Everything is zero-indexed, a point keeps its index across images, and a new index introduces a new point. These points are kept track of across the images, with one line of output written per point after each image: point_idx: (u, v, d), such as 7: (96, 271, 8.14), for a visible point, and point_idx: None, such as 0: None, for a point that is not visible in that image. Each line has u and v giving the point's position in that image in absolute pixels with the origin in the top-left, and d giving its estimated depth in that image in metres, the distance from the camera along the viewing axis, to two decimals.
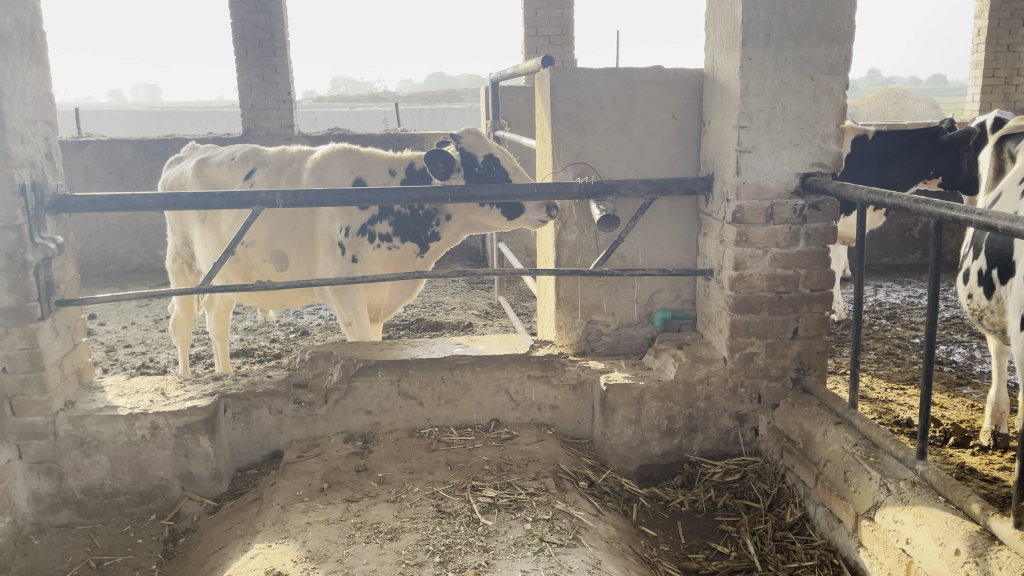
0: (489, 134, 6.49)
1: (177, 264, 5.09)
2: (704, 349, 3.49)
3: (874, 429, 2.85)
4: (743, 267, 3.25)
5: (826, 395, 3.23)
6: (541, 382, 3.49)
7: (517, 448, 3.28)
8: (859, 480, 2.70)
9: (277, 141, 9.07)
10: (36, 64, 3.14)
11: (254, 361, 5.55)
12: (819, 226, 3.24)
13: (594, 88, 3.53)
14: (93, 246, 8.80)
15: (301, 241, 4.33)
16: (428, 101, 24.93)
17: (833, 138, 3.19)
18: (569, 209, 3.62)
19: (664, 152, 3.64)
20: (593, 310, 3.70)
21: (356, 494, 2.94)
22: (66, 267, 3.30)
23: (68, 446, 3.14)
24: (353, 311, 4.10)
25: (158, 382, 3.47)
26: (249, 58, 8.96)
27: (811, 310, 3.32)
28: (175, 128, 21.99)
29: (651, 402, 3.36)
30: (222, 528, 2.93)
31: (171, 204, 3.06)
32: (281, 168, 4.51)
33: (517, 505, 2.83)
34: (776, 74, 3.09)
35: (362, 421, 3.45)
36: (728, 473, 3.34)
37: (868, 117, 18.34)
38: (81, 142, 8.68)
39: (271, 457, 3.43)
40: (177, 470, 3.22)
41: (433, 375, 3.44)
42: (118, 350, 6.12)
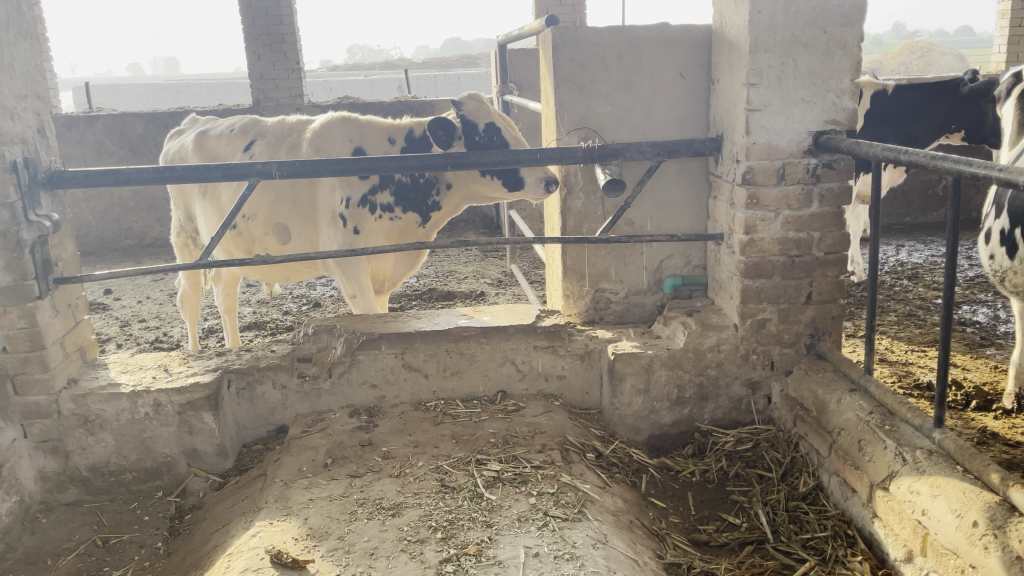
0: (498, 98, 6.37)
1: (182, 239, 5.07)
2: (715, 316, 3.39)
3: (890, 396, 2.75)
4: (754, 230, 3.14)
5: (841, 361, 3.13)
6: (548, 353, 3.42)
7: (524, 420, 3.22)
8: (874, 449, 2.62)
9: (287, 110, 8.98)
10: (23, 37, 3.06)
11: (265, 334, 5.54)
12: (833, 185, 3.11)
13: (598, 47, 3.40)
14: (108, 221, 8.81)
15: (303, 213, 4.28)
16: (442, 67, 24.64)
17: (848, 93, 3.05)
18: (574, 174, 3.52)
19: (671, 113, 3.51)
20: (600, 278, 3.61)
21: (360, 469, 2.90)
22: (64, 244, 3.26)
23: (72, 425, 3.13)
24: (356, 284, 4.05)
25: (162, 359, 3.44)
26: (256, 27, 8.85)
27: (826, 273, 3.20)
28: (190, 101, 21.95)
29: (661, 371, 3.28)
30: (226, 505, 2.91)
31: (167, 177, 2.99)
32: (281, 138, 4.44)
33: (522, 478, 2.77)
34: (787, 28, 2.96)
35: (367, 394, 3.41)
36: (740, 442, 3.27)
37: (893, 73, 17.86)
38: (92, 117, 8.64)
39: (277, 432, 3.41)
40: (182, 447, 3.20)
41: (438, 347, 3.38)
42: (132, 325, 6.12)
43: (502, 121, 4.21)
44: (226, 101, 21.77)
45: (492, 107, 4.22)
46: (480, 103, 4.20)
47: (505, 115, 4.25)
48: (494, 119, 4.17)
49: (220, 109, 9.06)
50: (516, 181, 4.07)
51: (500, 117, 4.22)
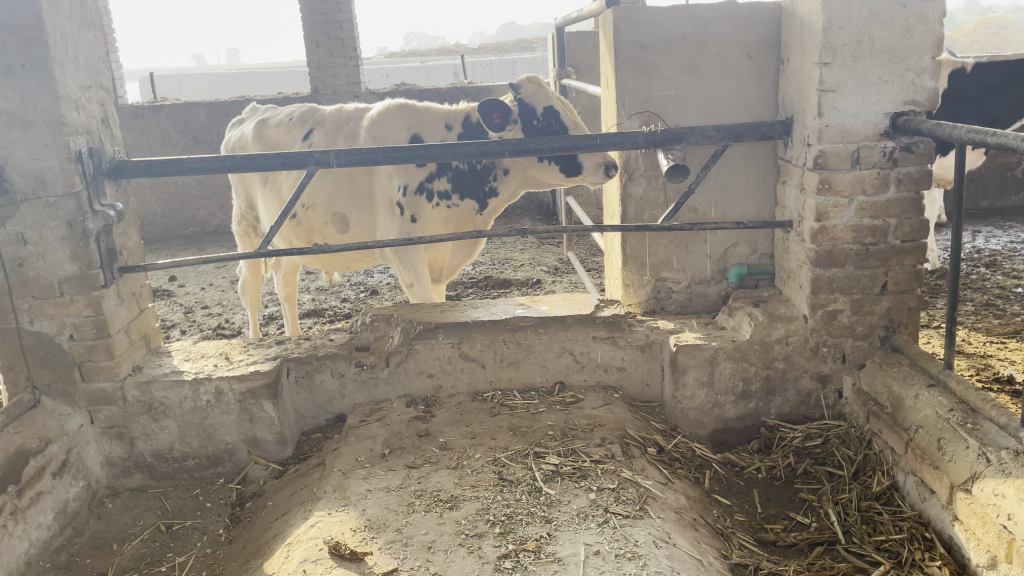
0: (555, 82, 6.28)
1: (243, 227, 5.12)
2: (782, 306, 3.26)
3: (972, 393, 2.59)
4: (826, 218, 3.00)
5: (918, 355, 2.98)
6: (608, 344, 3.34)
7: (583, 412, 3.16)
8: (955, 448, 2.47)
9: (345, 98, 9.01)
10: (87, 28, 3.09)
11: (324, 321, 5.57)
12: (912, 169, 2.94)
13: (661, 28, 3.29)
14: (173, 209, 9.01)
15: (361, 201, 4.29)
16: (498, 52, 24.52)
17: (928, 72, 2.88)
18: (635, 160, 3.42)
19: (738, 96, 3.38)
20: (662, 266, 3.52)
21: (418, 460, 2.87)
22: (128, 233, 3.30)
23: (137, 412, 3.18)
24: (413, 272, 4.03)
25: (223, 347, 3.47)
26: (315, 15, 8.90)
27: (903, 262, 3.04)
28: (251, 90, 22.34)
29: (725, 363, 3.17)
30: (286, 494, 2.92)
31: (227, 167, 2.99)
32: (339, 126, 4.43)
33: (582, 473, 2.71)
34: (863, 3, 2.80)
35: (424, 384, 3.38)
36: (809, 438, 3.14)
37: (968, 50, 17.11)
38: (157, 107, 8.82)
39: (335, 421, 3.41)
40: (243, 435, 3.22)
41: (495, 337, 3.33)
42: (196, 311, 6.23)
43: (562, 105, 4.12)
44: (286, 90, 22.08)
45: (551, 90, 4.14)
46: (540, 87, 4.12)
47: (564, 99, 4.15)
48: (553, 103, 4.08)
49: (280, 97, 9.16)
50: (574, 167, 3.97)
51: (559, 101, 4.12)
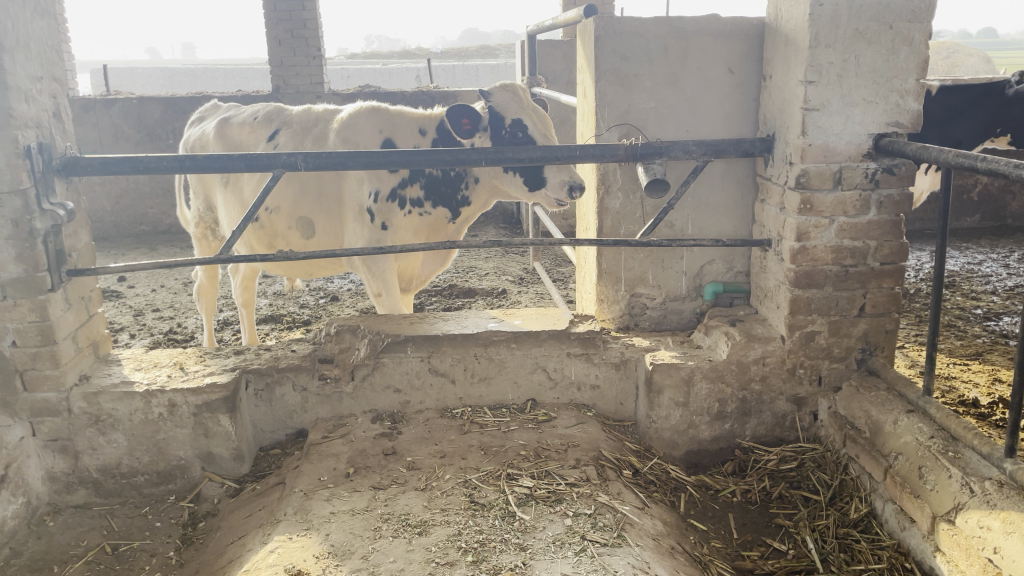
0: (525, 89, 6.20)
1: (200, 229, 4.92)
2: (759, 326, 3.21)
3: (953, 420, 2.56)
4: (806, 238, 2.95)
5: (895, 379, 2.95)
6: (582, 361, 3.25)
7: (556, 432, 3.06)
8: (937, 477, 2.43)
9: (307, 98, 8.81)
10: (41, 15, 2.91)
11: (282, 328, 5.39)
12: (893, 192, 2.91)
13: (643, 39, 3.22)
14: (123, 206, 8.69)
15: (328, 206, 4.14)
16: (462, 58, 24.42)
17: (912, 94, 2.85)
18: (613, 173, 3.34)
19: (718, 111, 3.33)
20: (637, 282, 3.45)
21: (384, 481, 2.74)
22: (79, 234, 3.11)
23: (83, 424, 2.99)
24: (382, 282, 3.91)
25: (177, 356, 3.29)
26: (278, 12, 8.69)
27: (881, 285, 3.02)
28: (208, 86, 21.89)
29: (701, 383, 3.11)
30: (242, 515, 2.76)
31: (187, 166, 2.84)
32: (307, 128, 4.28)
33: (557, 497, 2.61)
34: (850, 22, 2.76)
35: (391, 399, 3.25)
36: (784, 461, 3.09)
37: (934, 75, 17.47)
38: (110, 100, 8.52)
39: (295, 436, 3.26)
40: (197, 450, 3.05)
41: (466, 352, 3.22)
42: (146, 314, 5.99)
43: (533, 115, 4.03)
44: (244, 87, 21.64)
45: (523, 100, 4.05)
46: (514, 95, 4.02)
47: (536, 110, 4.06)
48: (522, 113, 3.99)
49: (240, 95, 8.92)
50: (542, 179, 3.88)
51: (531, 112, 4.03)
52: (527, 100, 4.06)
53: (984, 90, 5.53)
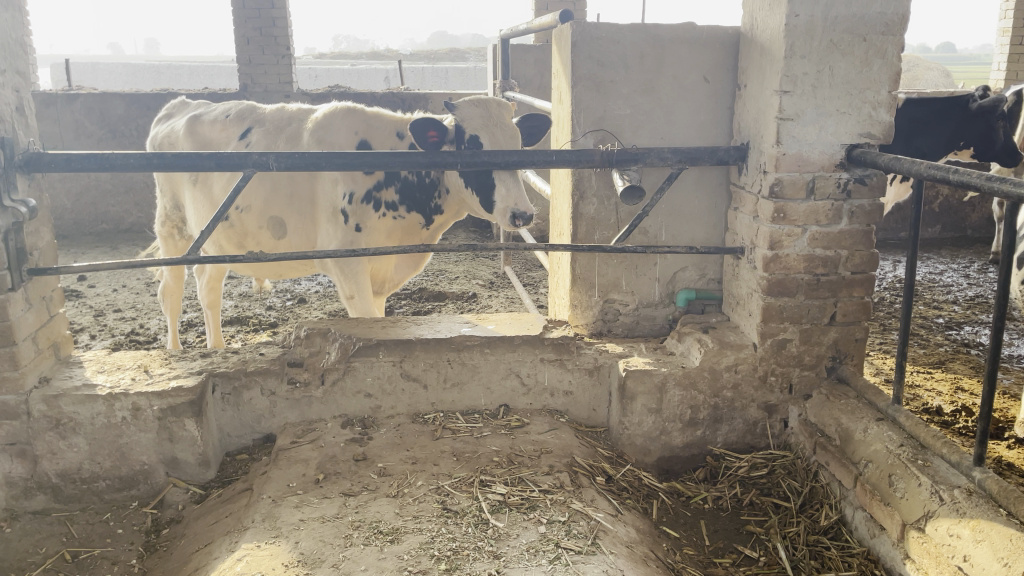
0: (498, 93, 6.19)
1: (166, 229, 4.82)
2: (732, 334, 3.23)
3: (922, 428, 2.59)
4: (779, 246, 2.98)
5: (865, 387, 2.98)
6: (556, 366, 3.24)
7: (529, 438, 3.04)
8: (907, 485, 2.46)
9: (276, 98, 8.71)
10: (4, 6, 2.82)
11: (249, 330, 5.30)
12: (864, 202, 2.95)
13: (619, 45, 3.22)
14: (84, 203, 8.50)
15: (300, 206, 4.09)
16: (432, 60, 24.36)
17: (884, 106, 2.89)
18: (587, 178, 3.34)
19: (693, 119, 3.34)
20: (611, 288, 3.45)
21: (355, 487, 2.70)
22: (41, 232, 3.02)
23: (42, 428, 2.89)
24: (355, 284, 3.88)
25: (141, 359, 3.20)
26: (247, 10, 8.57)
27: (852, 294, 3.05)
28: (172, 83, 21.58)
29: (674, 390, 3.12)
30: (208, 522, 2.69)
31: (155, 164, 2.77)
32: (279, 127, 4.23)
33: (530, 504, 2.58)
34: (825, 33, 2.79)
35: (361, 404, 3.20)
36: (754, 468, 3.11)
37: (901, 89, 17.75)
38: (72, 95, 8.34)
39: (263, 441, 3.19)
40: (161, 455, 2.97)
41: (439, 356, 3.18)
42: (107, 314, 5.85)
43: (500, 130, 4.00)
44: (209, 85, 21.33)
45: (491, 115, 4.02)
46: (481, 109, 4.01)
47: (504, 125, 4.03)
48: (485, 129, 3.97)
49: (206, 92, 8.78)
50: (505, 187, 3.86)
51: (498, 127, 3.99)
52: (497, 116, 4.04)
53: (947, 103, 5.64)
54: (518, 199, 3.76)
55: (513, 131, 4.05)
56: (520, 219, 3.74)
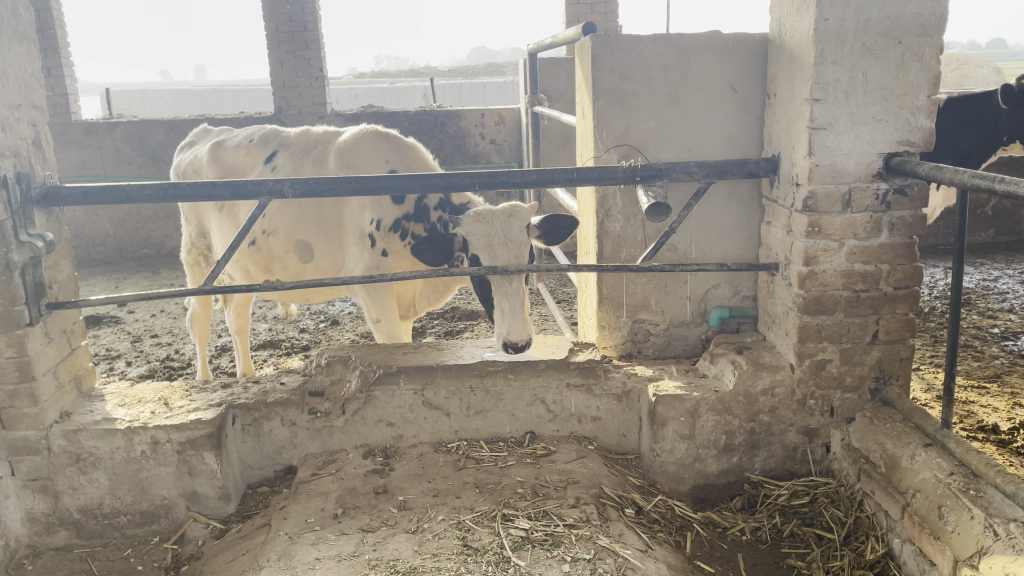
0: (527, 107, 6.12)
1: (193, 256, 4.84)
2: (767, 355, 3.07)
3: (974, 455, 2.41)
4: (815, 262, 2.82)
5: (911, 410, 2.80)
6: (582, 392, 3.12)
7: (555, 467, 2.92)
8: (958, 518, 2.28)
9: (310, 119, 8.77)
10: (19, 41, 2.83)
11: (281, 354, 5.28)
12: (905, 214, 2.78)
13: (642, 57, 3.11)
14: (126, 229, 8.65)
15: (328, 230, 4.05)
16: (469, 76, 24.45)
17: (923, 111, 2.72)
18: (612, 196, 3.22)
19: (722, 131, 3.20)
20: (640, 307, 3.33)
21: (374, 523, 2.61)
22: (60, 265, 3.01)
23: (63, 463, 2.87)
24: (381, 307, 3.81)
25: (162, 391, 3.17)
26: (280, 34, 8.66)
27: (895, 310, 2.88)
28: (216, 106, 22.02)
29: (707, 415, 2.97)
30: (226, 559, 2.63)
31: (171, 195, 2.71)
32: (304, 151, 4.19)
33: (554, 540, 2.46)
34: (857, 37, 2.65)
35: (383, 433, 3.12)
36: (795, 496, 2.94)
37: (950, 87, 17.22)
38: (113, 123, 8.49)
39: (285, 472, 3.13)
40: (181, 489, 2.92)
41: (461, 384, 3.09)
42: (144, 340, 5.89)
43: (504, 248, 3.53)
44: (251, 108, 21.67)
45: (498, 227, 3.54)
46: (486, 225, 3.54)
47: (512, 238, 3.53)
48: (486, 248, 3.54)
49: (242, 117, 8.86)
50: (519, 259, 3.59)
51: (501, 242, 3.53)
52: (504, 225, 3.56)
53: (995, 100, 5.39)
54: (511, 327, 3.31)
55: (521, 244, 3.55)
56: (513, 348, 3.26)
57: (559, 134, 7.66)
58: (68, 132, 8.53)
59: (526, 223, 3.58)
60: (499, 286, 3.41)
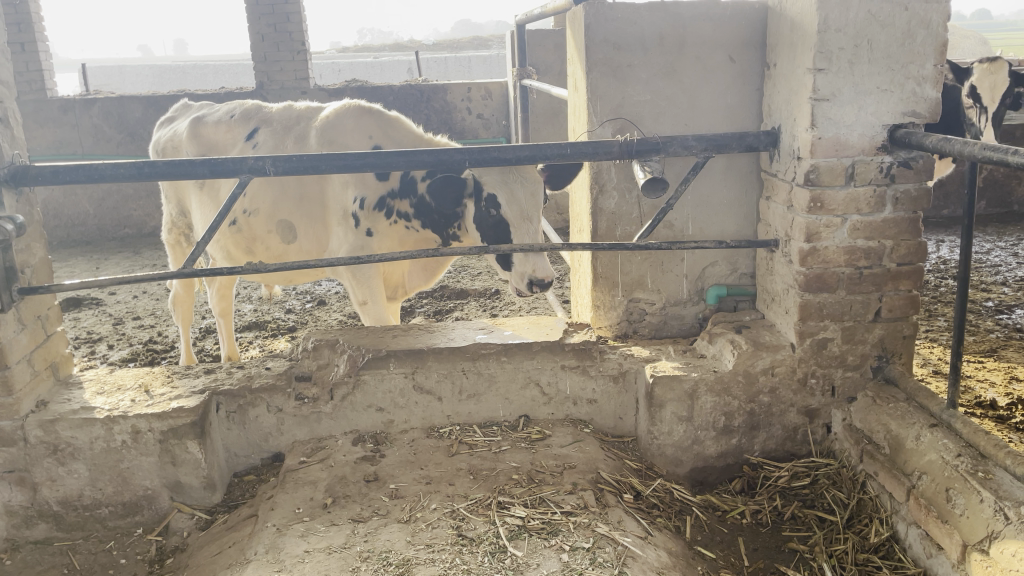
0: (516, 80, 5.99)
1: (174, 236, 4.70)
2: (767, 334, 3.00)
3: (982, 436, 2.34)
4: (817, 238, 2.73)
5: (915, 389, 2.73)
6: (577, 374, 3.03)
7: (550, 452, 2.84)
8: (967, 501, 2.22)
9: (292, 94, 8.58)
10: None
11: (266, 335, 5.16)
12: (910, 187, 2.69)
13: (636, 25, 2.99)
14: (107, 208, 8.46)
15: (311, 209, 3.93)
16: (452, 49, 24.12)
17: (930, 81, 2.62)
18: (606, 171, 3.12)
19: (718, 103, 3.10)
20: (635, 286, 3.24)
21: (365, 512, 2.52)
22: (32, 249, 2.88)
23: (40, 454, 2.76)
24: (367, 289, 3.71)
25: (143, 377, 3.06)
26: (260, 6, 8.42)
27: (898, 287, 2.80)
28: (195, 82, 21.61)
29: (705, 397, 2.89)
30: (212, 551, 2.54)
31: (146, 173, 2.55)
32: (288, 127, 4.06)
33: (551, 529, 2.39)
34: (862, 4, 2.54)
35: (373, 419, 3.03)
36: (796, 478, 2.88)
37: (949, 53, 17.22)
38: (89, 100, 8.27)
39: (271, 460, 3.04)
40: (165, 479, 2.83)
41: (453, 367, 3.00)
42: (126, 323, 5.75)
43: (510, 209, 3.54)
44: (231, 83, 21.25)
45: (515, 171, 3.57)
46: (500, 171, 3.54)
47: (529, 176, 3.55)
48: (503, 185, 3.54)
49: (222, 92, 8.65)
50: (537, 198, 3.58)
51: (519, 180, 3.54)
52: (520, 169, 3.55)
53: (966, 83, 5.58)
54: (536, 266, 3.51)
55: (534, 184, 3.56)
56: (537, 285, 3.51)
57: (547, 108, 7.54)
58: (44, 109, 8.29)
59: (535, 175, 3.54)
60: (520, 224, 3.54)
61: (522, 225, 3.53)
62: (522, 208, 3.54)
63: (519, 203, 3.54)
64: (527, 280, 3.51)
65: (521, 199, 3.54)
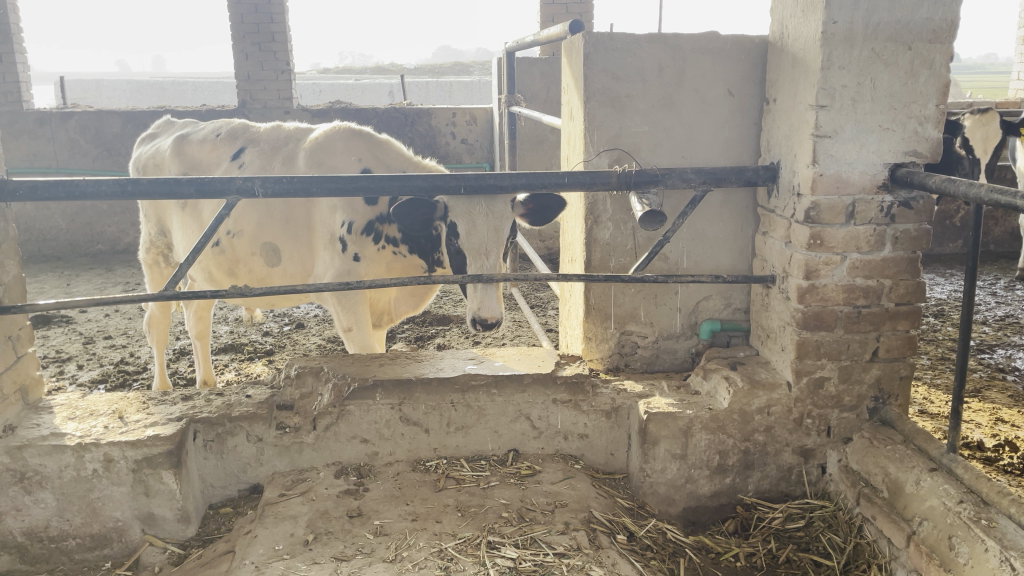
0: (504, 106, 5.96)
1: (152, 256, 4.58)
2: (763, 371, 2.95)
3: (984, 482, 2.30)
4: (816, 276, 2.70)
5: (912, 432, 2.69)
6: (569, 408, 2.96)
7: (541, 488, 2.76)
8: (971, 550, 2.16)
9: (275, 114, 8.49)
10: None
11: (243, 358, 5.04)
12: (909, 227, 2.67)
13: (636, 57, 2.97)
14: (81, 224, 8.28)
15: (296, 233, 3.85)
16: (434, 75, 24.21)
17: (931, 121, 2.62)
18: (602, 202, 3.07)
19: (717, 137, 3.07)
20: (628, 319, 3.18)
21: (348, 550, 2.42)
22: (6, 266, 2.76)
23: (6, 482, 2.63)
24: (353, 316, 3.62)
25: (117, 403, 2.93)
26: (245, 25, 8.36)
27: (895, 327, 2.77)
28: (174, 99, 21.44)
29: (700, 435, 2.83)
30: None
31: (129, 191, 2.44)
32: (275, 147, 3.97)
33: (544, 571, 2.30)
34: (866, 41, 2.53)
35: (357, 450, 2.93)
36: (790, 520, 2.82)
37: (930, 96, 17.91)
38: (67, 113, 8.12)
39: (249, 491, 2.93)
40: (137, 511, 2.70)
41: (442, 399, 2.92)
42: (97, 342, 5.59)
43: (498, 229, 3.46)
44: (212, 101, 21.07)
45: (482, 202, 3.46)
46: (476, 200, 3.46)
47: (495, 211, 3.46)
48: (466, 217, 3.46)
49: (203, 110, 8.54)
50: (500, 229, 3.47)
51: (484, 211, 3.45)
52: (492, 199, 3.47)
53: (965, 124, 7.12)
54: (484, 304, 3.42)
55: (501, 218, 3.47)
56: (482, 324, 3.42)
57: (533, 135, 7.54)
58: (20, 121, 8.12)
59: (506, 208, 3.49)
60: (477, 258, 3.44)
61: (478, 259, 3.44)
62: (482, 242, 3.45)
63: (479, 236, 3.44)
64: (473, 317, 3.43)
65: (481, 234, 3.45)
